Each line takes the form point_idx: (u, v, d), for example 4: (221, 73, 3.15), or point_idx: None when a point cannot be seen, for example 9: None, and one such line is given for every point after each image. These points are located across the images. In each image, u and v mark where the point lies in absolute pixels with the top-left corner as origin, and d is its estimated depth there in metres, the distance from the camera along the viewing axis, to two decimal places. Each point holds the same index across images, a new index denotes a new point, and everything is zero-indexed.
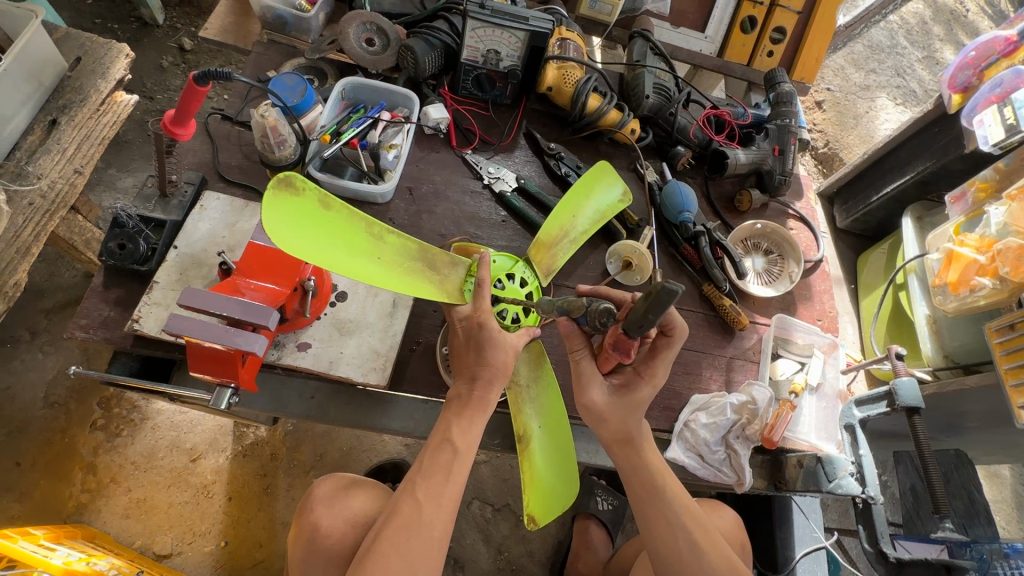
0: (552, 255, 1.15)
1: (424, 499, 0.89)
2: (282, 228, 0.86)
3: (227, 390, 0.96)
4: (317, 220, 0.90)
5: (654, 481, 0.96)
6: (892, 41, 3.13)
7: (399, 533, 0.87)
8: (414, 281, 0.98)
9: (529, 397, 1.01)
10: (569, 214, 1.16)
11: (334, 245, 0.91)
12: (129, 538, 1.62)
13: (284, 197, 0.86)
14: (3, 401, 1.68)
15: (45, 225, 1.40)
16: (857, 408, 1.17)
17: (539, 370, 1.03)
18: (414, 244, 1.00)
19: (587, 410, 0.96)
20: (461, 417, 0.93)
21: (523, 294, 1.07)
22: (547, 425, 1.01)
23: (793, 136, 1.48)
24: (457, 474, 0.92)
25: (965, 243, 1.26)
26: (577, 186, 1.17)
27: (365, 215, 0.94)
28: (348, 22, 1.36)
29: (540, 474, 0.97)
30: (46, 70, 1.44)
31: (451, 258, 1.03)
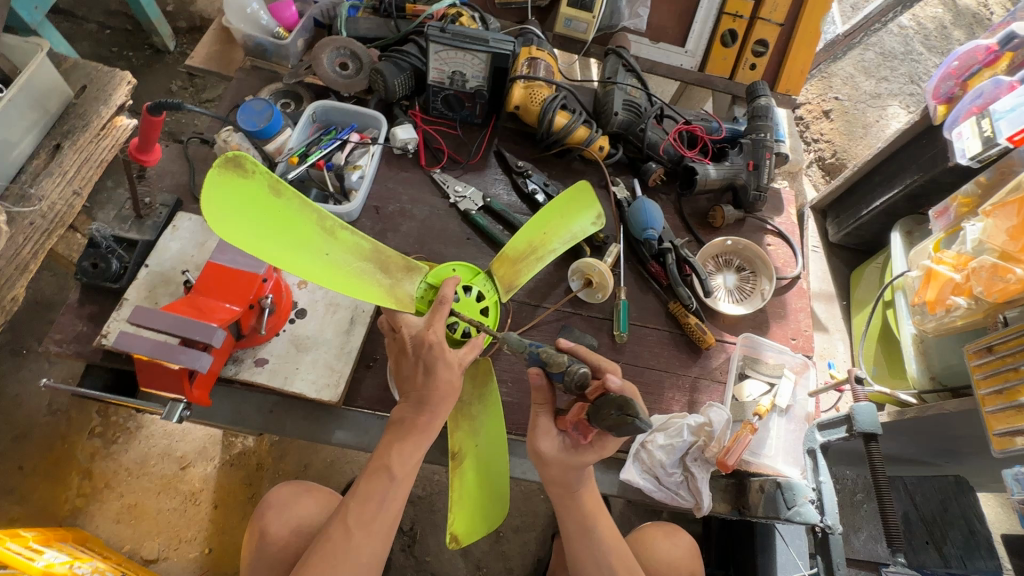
0: (516, 270, 1.13)
1: (357, 523, 0.90)
2: (223, 209, 0.85)
3: (179, 404, 1.01)
4: (264, 208, 0.89)
5: (585, 520, 1.00)
6: (907, 47, 3.00)
7: (331, 556, 0.88)
8: (362, 276, 0.99)
9: (470, 415, 1.03)
10: (543, 234, 1.14)
11: (280, 231, 0.91)
12: (118, 542, 1.69)
13: (232, 179, 0.85)
14: (10, 407, 1.78)
15: (44, 243, 1.50)
16: (819, 432, 1.12)
17: (484, 390, 1.04)
18: (367, 245, 1.00)
19: (535, 457, 0.97)
20: (400, 440, 0.94)
21: (479, 308, 1.09)
22: (485, 443, 1.03)
23: (768, 151, 1.45)
24: (393, 498, 0.92)
25: (943, 261, 1.22)
26: (561, 200, 1.14)
27: (316, 207, 0.94)
28: (322, 48, 1.41)
29: (472, 494, 1.00)
30: (51, 99, 1.53)
31: (405, 261, 1.05)
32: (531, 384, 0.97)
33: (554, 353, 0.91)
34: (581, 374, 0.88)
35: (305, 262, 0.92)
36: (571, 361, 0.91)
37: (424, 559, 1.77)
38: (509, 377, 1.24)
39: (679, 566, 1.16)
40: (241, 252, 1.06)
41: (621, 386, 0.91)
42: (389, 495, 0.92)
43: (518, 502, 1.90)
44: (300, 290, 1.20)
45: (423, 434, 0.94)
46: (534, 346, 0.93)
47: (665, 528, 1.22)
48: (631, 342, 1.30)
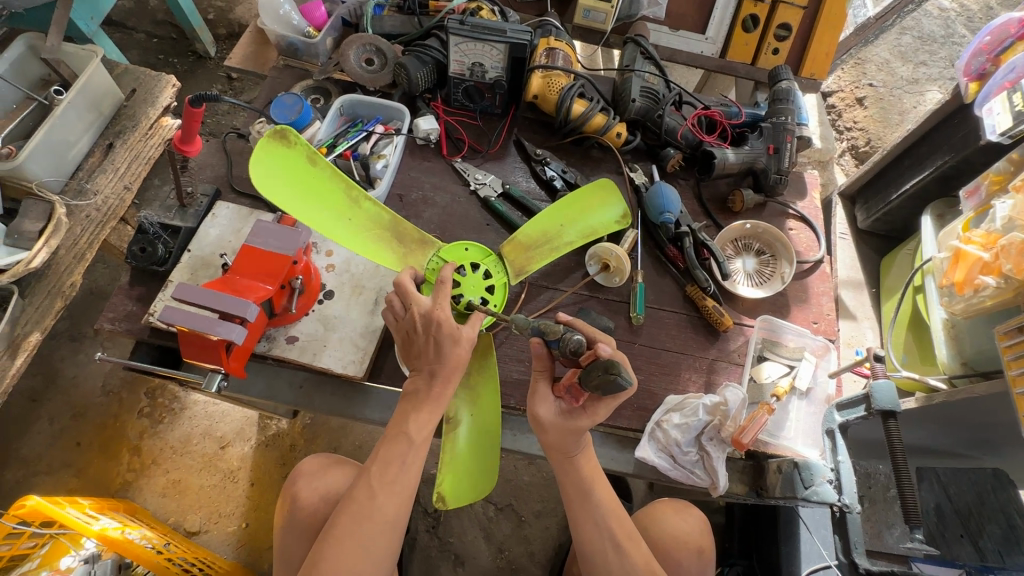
0: (524, 257, 1.25)
1: (378, 487, 0.95)
2: (271, 172, 1.10)
3: (218, 375, 1.09)
4: (303, 173, 1.13)
5: (582, 484, 1.04)
6: (948, 30, 2.85)
7: (355, 517, 0.93)
8: (377, 239, 1.18)
9: (467, 387, 1.13)
10: (556, 225, 1.26)
11: (312, 191, 1.13)
12: (164, 514, 1.81)
13: (281, 150, 1.10)
14: (69, 388, 1.93)
15: (98, 234, 1.60)
16: (839, 412, 1.13)
17: (484, 361, 1.15)
18: (384, 215, 1.19)
19: (534, 423, 1.04)
20: (416, 411, 1.00)
21: (484, 284, 1.21)
22: (482, 415, 1.12)
23: (789, 133, 1.43)
24: (411, 463, 0.97)
25: (971, 241, 1.19)
26: (577, 193, 1.26)
27: (346, 178, 1.16)
28: (349, 45, 1.49)
29: (465, 459, 1.09)
30: (105, 101, 1.65)
31: (418, 233, 1.21)
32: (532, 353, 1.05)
33: (552, 324, 0.99)
34: (575, 341, 0.96)
35: (331, 221, 1.14)
36: (565, 330, 0.99)
37: (448, 540, 1.82)
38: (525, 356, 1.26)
39: (690, 542, 1.20)
40: (274, 235, 1.13)
41: (611, 354, 0.97)
42: (412, 456, 0.97)
43: (540, 487, 1.92)
44: (327, 273, 1.27)
45: (437, 406, 1.00)
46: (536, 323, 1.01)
47: (676, 505, 1.27)
48: (648, 325, 1.31)
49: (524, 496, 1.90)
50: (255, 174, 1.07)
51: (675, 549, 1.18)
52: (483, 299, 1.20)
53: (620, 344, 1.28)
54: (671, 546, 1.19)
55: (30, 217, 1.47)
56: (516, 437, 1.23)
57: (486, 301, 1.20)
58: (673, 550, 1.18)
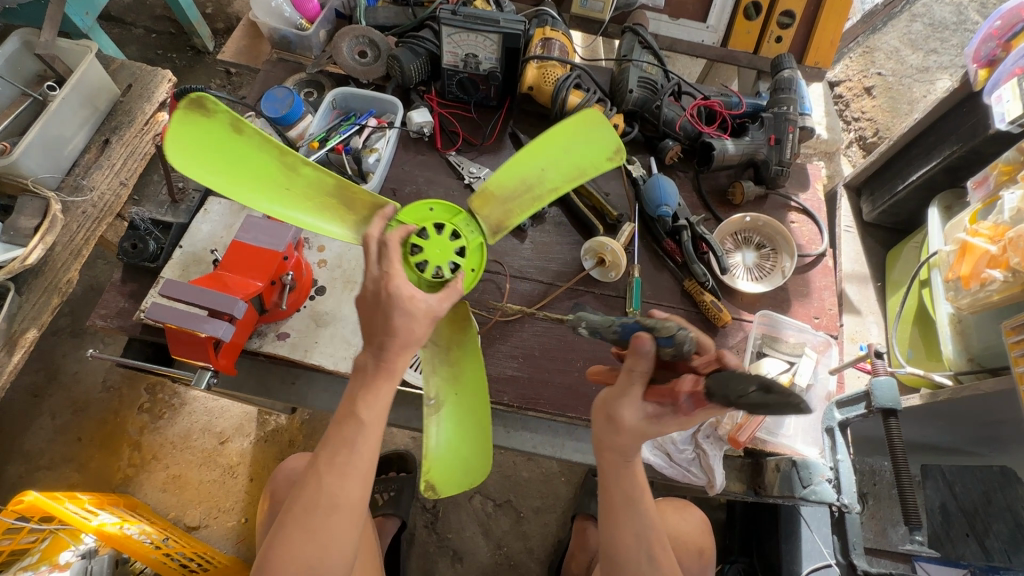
0: (499, 210, 1.01)
1: (326, 473, 0.85)
2: (185, 145, 0.89)
3: (207, 371, 1.08)
4: (224, 144, 0.90)
5: (630, 491, 0.90)
6: (960, 16, 2.72)
7: (306, 507, 0.84)
8: (325, 212, 0.97)
9: (447, 359, 0.98)
10: (534, 166, 1.00)
11: (240, 166, 0.92)
12: (164, 509, 1.82)
13: (194, 118, 0.87)
14: (71, 383, 1.94)
15: (94, 230, 1.59)
16: (838, 410, 1.13)
17: (462, 336, 1.00)
18: (328, 181, 0.95)
19: (607, 420, 0.84)
20: (371, 383, 0.88)
21: (454, 247, 0.98)
22: (465, 394, 0.98)
23: (791, 124, 1.40)
24: (363, 446, 0.86)
25: (978, 233, 1.16)
26: (562, 125, 1.00)
27: (277, 143, 0.92)
28: (342, 37, 1.47)
29: (447, 443, 0.95)
30: (101, 97, 1.65)
31: (371, 198, 0.98)
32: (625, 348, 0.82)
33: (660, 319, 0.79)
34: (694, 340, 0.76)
35: (267, 198, 0.93)
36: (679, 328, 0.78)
37: (446, 536, 1.82)
38: (520, 352, 1.25)
39: (686, 542, 1.19)
40: (263, 231, 1.11)
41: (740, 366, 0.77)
42: (367, 435, 0.86)
43: (539, 483, 1.91)
44: (319, 269, 1.26)
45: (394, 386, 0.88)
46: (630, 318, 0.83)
47: (675, 505, 1.28)
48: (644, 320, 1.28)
49: (523, 492, 1.89)
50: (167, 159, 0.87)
51: (681, 552, 1.17)
52: (453, 264, 0.96)
53: None
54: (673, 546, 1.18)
55: (26, 214, 1.48)
56: (510, 433, 1.23)
57: (458, 266, 0.97)
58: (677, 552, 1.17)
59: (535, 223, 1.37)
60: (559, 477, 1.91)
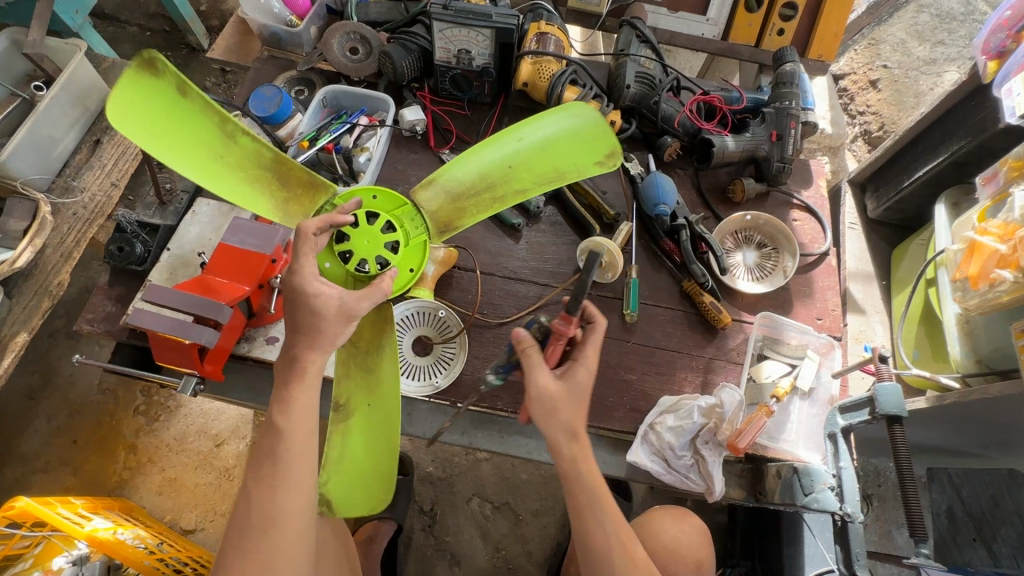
0: (450, 207, 1.03)
1: (254, 488, 0.82)
2: (123, 100, 0.87)
3: (193, 378, 1.06)
4: (169, 106, 0.90)
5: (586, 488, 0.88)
6: (967, 7, 2.66)
7: (243, 529, 0.82)
8: (256, 184, 0.98)
9: (362, 363, 0.96)
10: (486, 157, 1.02)
11: (179, 128, 0.91)
12: (160, 512, 1.81)
13: (143, 75, 0.87)
14: (66, 385, 1.93)
15: (85, 232, 1.57)
16: (841, 416, 1.04)
17: (382, 337, 0.96)
18: (267, 156, 0.98)
19: (540, 404, 0.87)
20: (285, 387, 0.86)
21: (387, 239, 0.99)
22: (377, 404, 0.95)
23: (793, 119, 1.35)
24: (286, 453, 0.83)
25: (987, 232, 1.12)
26: (534, 119, 1.02)
27: (221, 109, 0.93)
28: (332, 33, 1.43)
29: (353, 450, 0.94)
30: (90, 96, 1.62)
31: (307, 176, 1.00)
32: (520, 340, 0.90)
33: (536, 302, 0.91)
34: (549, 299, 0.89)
35: (198, 162, 0.93)
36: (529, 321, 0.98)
37: (444, 539, 1.80)
38: None
39: (683, 553, 1.18)
40: (251, 234, 1.09)
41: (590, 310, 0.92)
42: (290, 443, 0.83)
43: (538, 485, 1.89)
44: None
45: (309, 387, 0.86)
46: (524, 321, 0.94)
47: (672, 514, 1.24)
48: (642, 322, 1.25)
49: (521, 494, 1.87)
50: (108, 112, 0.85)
51: (674, 562, 1.17)
52: (382, 260, 0.97)
53: (612, 343, 1.23)
54: (667, 557, 1.17)
55: (15, 215, 1.46)
56: (504, 438, 1.21)
57: (388, 263, 0.97)
58: (672, 564, 1.17)
59: (530, 223, 1.34)
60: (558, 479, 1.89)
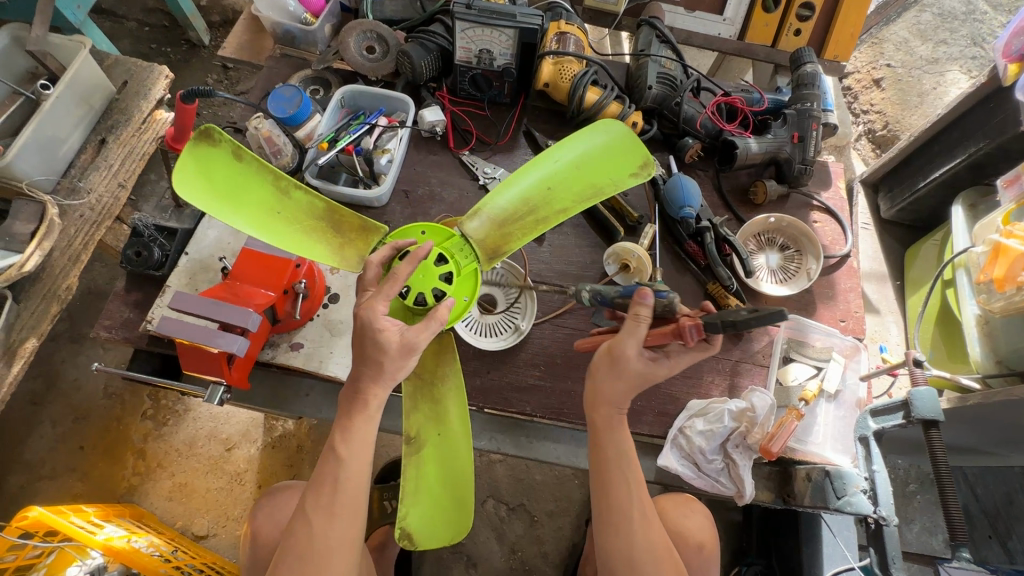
0: (496, 233, 1.00)
1: (313, 514, 0.87)
2: (181, 172, 0.87)
3: (220, 387, 1.04)
4: (225, 169, 0.90)
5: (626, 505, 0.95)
6: (969, 6, 2.66)
7: (296, 552, 0.87)
8: (314, 236, 0.96)
9: (429, 394, 0.96)
10: (528, 183, 1.02)
11: (237, 190, 0.91)
12: (171, 518, 1.78)
13: (202, 148, 0.88)
14: (71, 390, 1.89)
15: (93, 234, 1.53)
16: (873, 419, 1.06)
17: (443, 366, 0.97)
18: (321, 207, 0.96)
19: (613, 357, 0.90)
20: (348, 418, 0.90)
21: (441, 270, 0.96)
22: (445, 434, 0.95)
23: (815, 121, 1.35)
24: (346, 482, 0.88)
25: (1013, 235, 1.13)
26: (565, 147, 1.02)
27: (275, 167, 0.92)
28: (349, 32, 1.41)
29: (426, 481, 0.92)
30: (95, 94, 1.55)
31: (360, 221, 0.99)
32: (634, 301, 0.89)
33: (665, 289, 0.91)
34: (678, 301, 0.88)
35: (260, 221, 0.92)
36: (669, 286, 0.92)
37: (460, 541, 1.80)
38: (540, 360, 1.21)
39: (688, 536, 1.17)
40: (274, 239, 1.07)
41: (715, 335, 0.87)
42: (351, 472, 0.88)
43: (552, 486, 1.88)
44: (332, 275, 1.21)
45: (369, 418, 0.90)
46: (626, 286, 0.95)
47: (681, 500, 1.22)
48: None
49: (536, 495, 1.87)
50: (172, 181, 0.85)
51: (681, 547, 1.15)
52: (438, 292, 0.94)
53: None
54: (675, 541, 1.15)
55: (21, 218, 1.41)
56: (531, 443, 1.22)
57: (443, 294, 0.95)
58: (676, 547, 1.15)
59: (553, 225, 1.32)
60: (571, 480, 1.89)
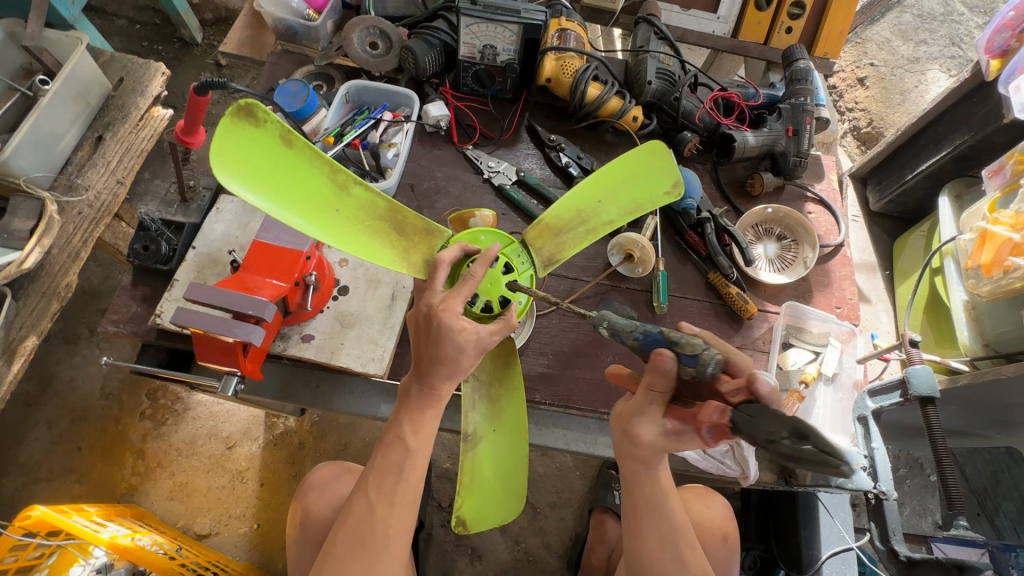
0: (556, 242, 1.04)
1: (376, 501, 0.90)
2: (232, 163, 0.83)
3: (234, 377, 1.03)
4: (279, 162, 0.87)
5: (661, 528, 0.98)
6: (947, 8, 2.75)
7: (352, 535, 0.89)
8: (373, 233, 0.98)
9: (488, 394, 0.99)
10: (587, 192, 1.05)
11: (294, 185, 0.89)
12: (172, 518, 1.77)
13: (240, 125, 0.82)
14: (67, 391, 1.87)
15: (93, 232, 1.48)
16: (870, 399, 1.21)
17: (504, 371, 1.00)
18: (380, 204, 0.97)
19: (627, 435, 0.90)
20: (420, 412, 0.91)
21: (505, 278, 0.99)
22: (503, 430, 0.99)
23: (808, 115, 1.40)
24: (411, 472, 0.90)
25: (999, 222, 1.19)
26: (620, 159, 1.03)
27: (331, 160, 0.90)
28: (352, 28, 1.42)
29: (484, 471, 0.96)
30: (91, 91, 1.48)
31: (422, 223, 1.02)
32: (653, 369, 0.82)
33: (685, 335, 0.81)
34: (714, 364, 0.79)
35: (321, 220, 0.91)
36: (703, 347, 0.81)
37: (464, 534, 1.81)
38: (548, 349, 1.24)
39: (711, 526, 1.21)
40: (285, 231, 1.08)
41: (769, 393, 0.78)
42: (416, 461, 0.91)
43: (554, 478, 1.91)
44: (341, 268, 1.22)
45: (439, 412, 0.93)
46: (650, 328, 0.83)
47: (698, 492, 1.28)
48: (671, 314, 1.29)
49: (538, 487, 1.89)
50: (222, 176, 0.81)
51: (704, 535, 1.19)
52: (503, 298, 0.98)
53: None
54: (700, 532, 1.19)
55: (19, 215, 1.35)
56: (541, 431, 1.24)
57: (507, 301, 0.98)
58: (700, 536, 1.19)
59: None
60: (573, 471, 1.91)
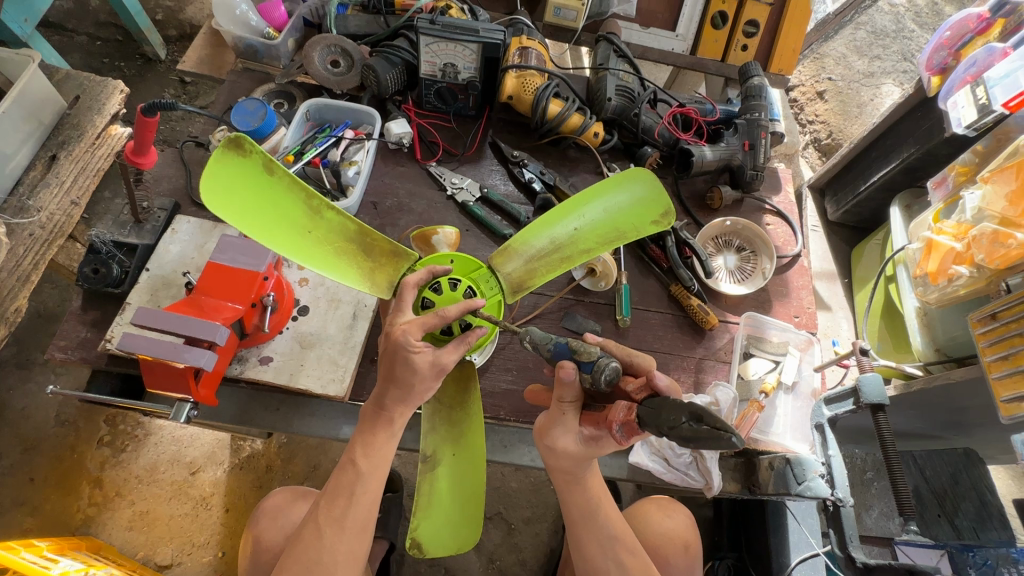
0: (524, 269, 1.04)
1: (325, 527, 0.88)
2: (214, 189, 0.85)
3: (187, 404, 1.02)
4: (258, 187, 0.89)
5: (612, 542, 0.98)
6: (898, 24, 2.88)
7: (301, 562, 0.87)
8: (342, 255, 0.97)
9: (448, 418, 0.97)
10: (558, 221, 1.06)
11: (270, 209, 0.90)
12: (132, 549, 1.70)
13: (230, 157, 0.86)
14: (20, 420, 1.79)
15: (45, 254, 1.40)
16: (826, 407, 1.12)
17: (465, 397, 0.99)
18: (351, 227, 0.98)
19: (551, 451, 0.89)
20: (371, 434, 0.90)
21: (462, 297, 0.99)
22: (462, 454, 0.97)
23: (763, 130, 1.44)
24: (363, 494, 0.89)
25: (943, 231, 1.25)
26: (597, 185, 1.05)
27: (309, 186, 0.93)
28: (313, 47, 1.41)
29: (440, 491, 0.94)
30: (44, 109, 1.44)
31: (390, 246, 1.01)
32: (557, 382, 0.85)
33: (584, 343, 0.83)
34: (612, 370, 0.80)
35: (293, 242, 0.92)
36: (601, 355, 0.83)
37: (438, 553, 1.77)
38: (511, 365, 1.24)
39: (675, 539, 1.22)
40: (240, 251, 1.05)
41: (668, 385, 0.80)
42: (368, 484, 0.89)
43: (528, 493, 1.89)
44: (300, 288, 1.21)
45: (392, 434, 0.91)
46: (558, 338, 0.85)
47: (661, 505, 1.28)
48: (634, 327, 1.30)
49: (513, 503, 1.87)
50: (204, 199, 0.83)
51: (666, 548, 1.19)
52: (466, 322, 0.96)
53: None
54: (662, 545, 1.20)
55: None
56: (507, 449, 1.23)
57: (470, 326, 0.96)
58: (662, 548, 1.19)
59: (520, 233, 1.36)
60: (547, 485, 1.90)
